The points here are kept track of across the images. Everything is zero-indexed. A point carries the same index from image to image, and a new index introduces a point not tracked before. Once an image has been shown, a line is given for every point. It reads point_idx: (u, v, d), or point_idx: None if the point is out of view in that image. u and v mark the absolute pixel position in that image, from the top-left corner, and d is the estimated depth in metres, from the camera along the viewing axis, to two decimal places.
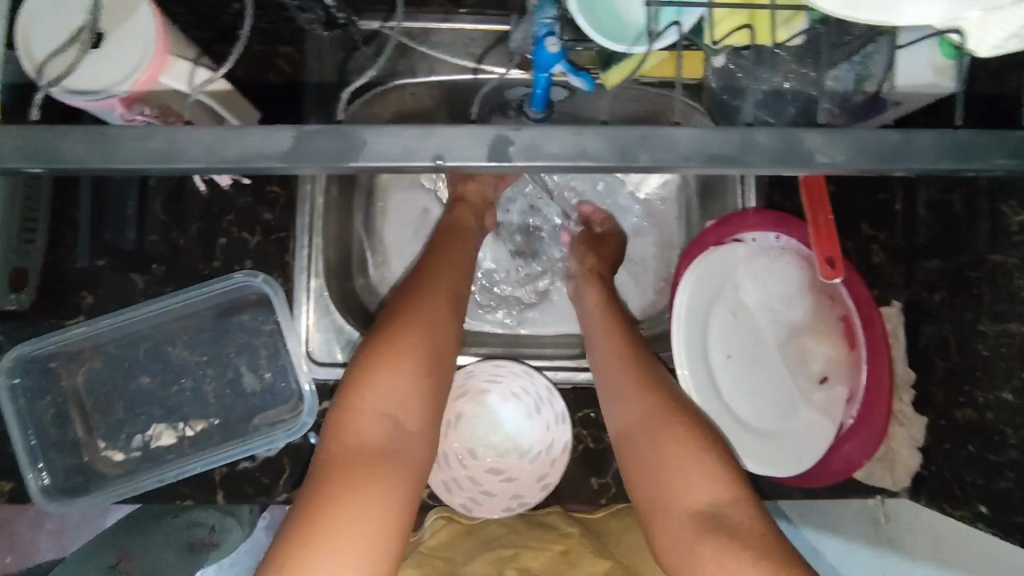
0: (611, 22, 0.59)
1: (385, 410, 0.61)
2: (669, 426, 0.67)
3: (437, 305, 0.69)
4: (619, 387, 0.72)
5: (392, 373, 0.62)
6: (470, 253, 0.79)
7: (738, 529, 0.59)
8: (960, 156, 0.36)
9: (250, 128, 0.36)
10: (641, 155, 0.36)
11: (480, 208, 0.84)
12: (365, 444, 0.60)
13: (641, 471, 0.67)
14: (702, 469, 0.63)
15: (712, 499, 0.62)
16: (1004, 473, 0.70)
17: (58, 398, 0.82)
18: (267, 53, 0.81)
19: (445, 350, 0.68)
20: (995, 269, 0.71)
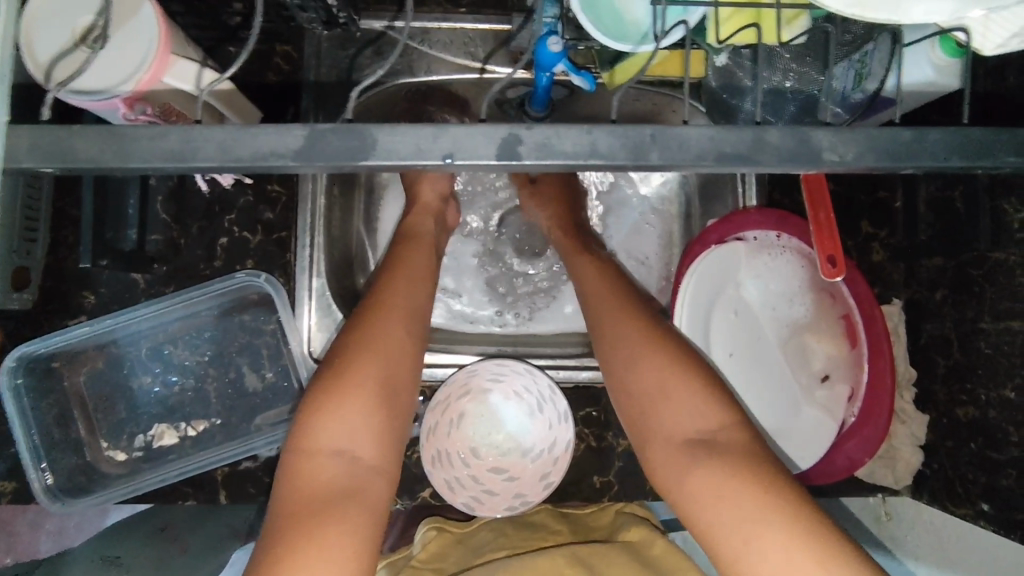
0: (614, 21, 0.59)
1: (337, 448, 0.58)
2: (655, 361, 0.63)
3: (386, 325, 0.65)
4: (604, 327, 0.67)
5: (336, 413, 0.59)
6: (431, 262, 0.75)
7: (730, 452, 0.57)
8: (969, 154, 0.36)
9: (263, 126, 0.36)
10: (651, 154, 0.35)
11: (434, 211, 0.82)
12: (317, 488, 0.57)
13: (630, 404, 0.63)
14: (690, 396, 0.60)
15: (702, 425, 0.59)
16: (1006, 471, 0.70)
17: (60, 398, 0.81)
18: (265, 52, 0.80)
19: (402, 371, 0.64)
20: (996, 267, 0.71)
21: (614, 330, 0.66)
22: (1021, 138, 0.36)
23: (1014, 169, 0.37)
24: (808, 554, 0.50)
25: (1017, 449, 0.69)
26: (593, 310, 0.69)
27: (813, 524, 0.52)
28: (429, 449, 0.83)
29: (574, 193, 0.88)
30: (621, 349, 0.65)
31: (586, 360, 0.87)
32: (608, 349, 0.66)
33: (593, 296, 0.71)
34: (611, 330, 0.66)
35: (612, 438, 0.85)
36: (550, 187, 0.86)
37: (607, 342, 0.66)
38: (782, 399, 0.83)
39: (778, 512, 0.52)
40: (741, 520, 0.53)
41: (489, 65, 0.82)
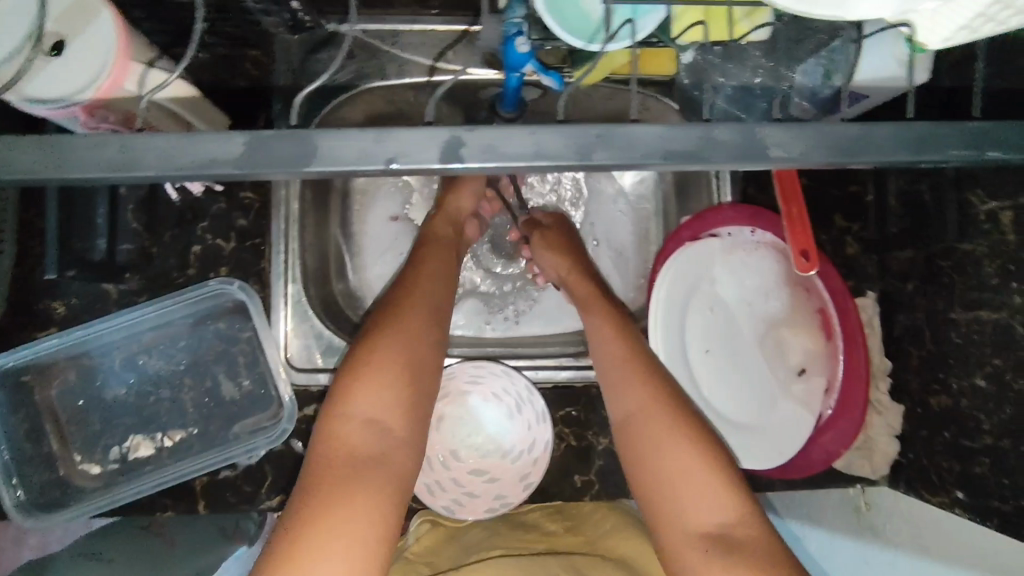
0: (577, 17, 0.59)
1: (370, 416, 0.62)
2: (679, 438, 0.65)
3: (415, 320, 0.68)
4: (627, 399, 0.69)
5: (369, 391, 0.62)
6: (454, 258, 0.79)
7: (746, 550, 0.59)
8: (916, 148, 0.37)
9: (205, 134, 0.35)
10: (597, 154, 0.36)
11: (459, 218, 0.84)
12: (349, 457, 0.60)
13: (649, 490, 0.65)
14: (710, 491, 0.63)
15: (721, 520, 0.61)
16: (979, 459, 0.71)
17: (31, 412, 0.80)
18: (233, 57, 0.80)
19: (428, 358, 0.68)
20: (964, 258, 0.72)
21: (638, 408, 0.68)
22: (964, 131, 0.37)
23: (960, 162, 0.37)
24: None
25: (988, 437, 0.70)
26: (614, 381, 0.71)
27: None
28: None
29: (574, 242, 0.87)
30: (643, 429, 0.67)
31: (565, 359, 0.87)
32: (630, 427, 0.68)
33: (614, 365, 0.72)
34: (637, 409, 0.68)
35: (593, 437, 0.84)
36: (556, 240, 0.85)
37: (629, 421, 0.68)
38: (760, 393, 0.84)
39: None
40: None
41: (440, 63, 0.82)
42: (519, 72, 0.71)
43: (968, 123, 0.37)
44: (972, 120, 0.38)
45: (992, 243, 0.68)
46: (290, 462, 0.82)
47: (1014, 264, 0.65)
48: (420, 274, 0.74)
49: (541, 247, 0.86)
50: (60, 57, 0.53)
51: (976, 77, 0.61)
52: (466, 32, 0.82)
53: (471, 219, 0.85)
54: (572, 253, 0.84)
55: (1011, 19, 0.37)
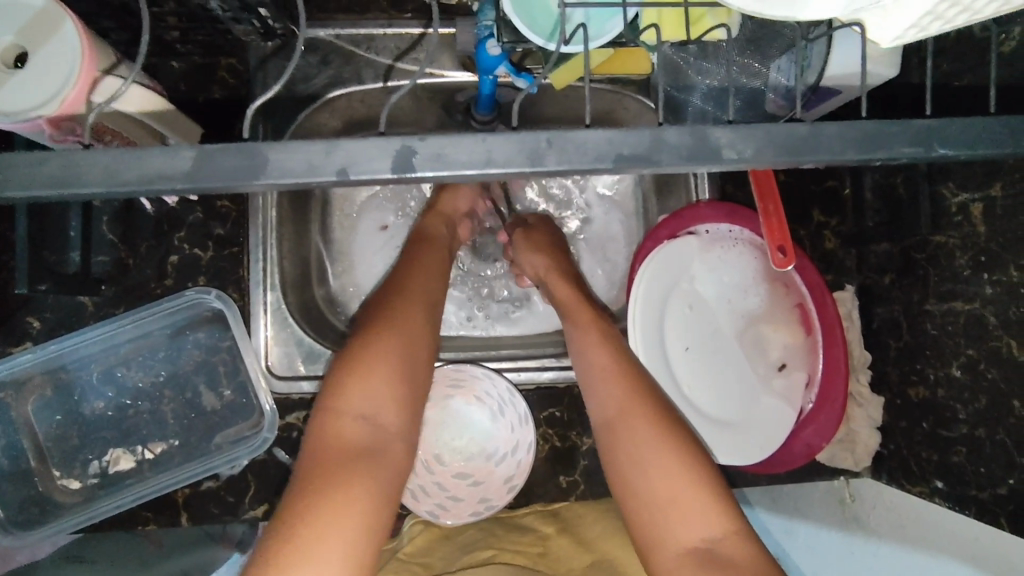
0: (545, 19, 0.60)
1: (364, 412, 0.61)
2: (663, 453, 0.65)
3: (411, 311, 0.68)
4: (615, 411, 0.69)
5: (365, 381, 0.62)
6: (444, 257, 0.79)
7: (733, 562, 0.59)
8: (867, 146, 0.37)
9: (150, 148, 0.35)
10: (549, 159, 0.36)
11: (451, 217, 0.85)
12: (345, 446, 0.59)
13: (637, 505, 0.64)
14: (696, 504, 0.62)
15: (707, 534, 0.61)
16: (956, 448, 0.72)
17: (7, 429, 0.79)
18: (208, 65, 0.79)
19: (422, 355, 0.67)
20: (937, 250, 0.73)
21: (627, 418, 0.68)
22: (915, 129, 0.37)
23: (910, 159, 0.37)
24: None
25: (964, 426, 0.70)
26: (602, 392, 0.70)
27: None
28: None
29: (558, 245, 0.87)
30: (631, 442, 0.66)
31: (548, 360, 0.87)
32: (618, 439, 0.67)
33: (602, 378, 0.71)
34: (624, 420, 0.68)
35: (576, 437, 0.84)
36: (540, 240, 0.86)
37: (617, 434, 0.67)
38: (741, 389, 0.84)
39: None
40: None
41: (398, 63, 0.81)
42: (493, 74, 0.71)
43: (918, 120, 0.37)
44: (925, 117, 0.38)
45: (964, 236, 0.68)
46: (273, 472, 0.81)
47: (986, 255, 0.66)
48: (414, 270, 0.74)
49: (526, 253, 0.85)
50: (21, 68, 0.53)
51: (945, 72, 0.61)
52: (420, 35, 0.81)
53: (465, 219, 0.86)
54: (556, 252, 0.85)
55: (960, 16, 0.37)
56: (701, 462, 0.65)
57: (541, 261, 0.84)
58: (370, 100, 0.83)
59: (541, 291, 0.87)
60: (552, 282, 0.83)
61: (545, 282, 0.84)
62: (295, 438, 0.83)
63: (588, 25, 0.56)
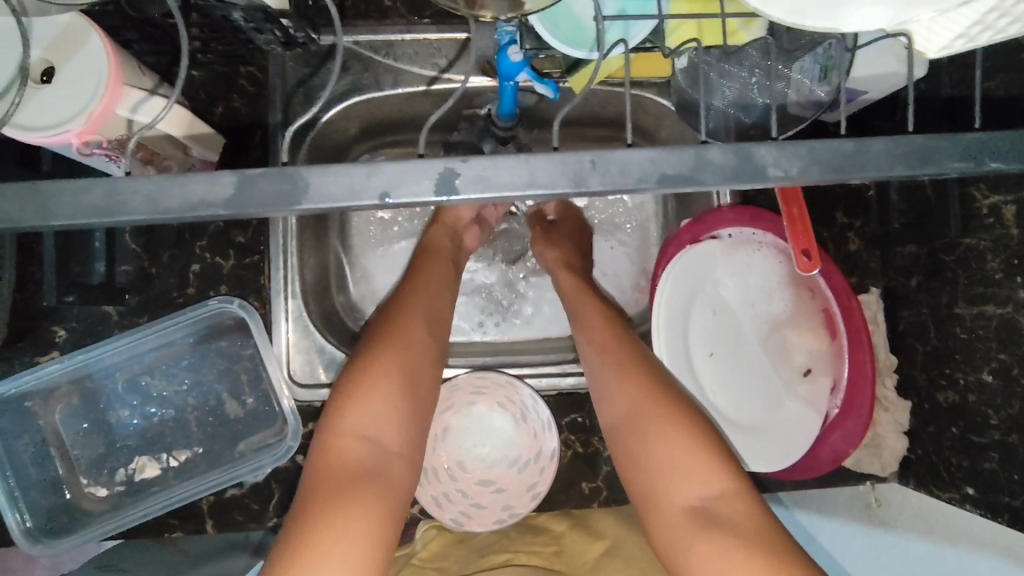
0: (574, 29, 0.59)
1: (365, 424, 0.61)
2: (667, 424, 0.64)
3: (412, 325, 0.68)
4: (618, 389, 0.68)
5: (366, 399, 0.61)
6: (450, 270, 0.79)
7: (736, 526, 0.58)
8: (915, 162, 0.36)
9: (189, 175, 0.35)
10: (593, 180, 0.35)
11: (456, 228, 0.84)
12: (347, 464, 0.59)
13: (640, 470, 0.64)
14: (697, 470, 0.62)
15: (708, 500, 0.60)
16: (988, 455, 0.70)
17: (35, 437, 0.80)
18: (227, 74, 0.79)
19: (425, 366, 0.67)
20: (967, 253, 0.71)
21: (630, 401, 0.67)
22: (963, 143, 0.36)
23: (959, 174, 0.37)
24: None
25: (998, 432, 0.69)
26: (610, 382, 0.69)
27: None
28: None
29: (578, 238, 0.89)
30: (638, 428, 0.65)
31: (569, 366, 0.86)
32: (621, 425, 0.66)
33: (612, 367, 0.70)
34: (626, 404, 0.67)
35: (599, 443, 0.84)
36: (563, 233, 0.88)
37: (620, 407, 0.67)
38: (765, 394, 0.84)
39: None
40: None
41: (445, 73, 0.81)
42: (513, 81, 0.69)
43: (967, 134, 0.37)
44: (972, 130, 0.37)
45: (996, 239, 0.67)
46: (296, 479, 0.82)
47: (1019, 259, 0.64)
48: (417, 283, 0.73)
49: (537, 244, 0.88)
50: (50, 83, 0.53)
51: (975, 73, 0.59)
52: (465, 40, 0.81)
53: (472, 228, 0.86)
54: (575, 248, 0.86)
55: (1009, 26, 0.37)
56: (704, 432, 0.64)
57: (557, 254, 0.85)
58: (387, 107, 0.83)
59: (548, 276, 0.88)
60: (560, 271, 0.84)
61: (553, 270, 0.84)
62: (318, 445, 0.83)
63: (624, 38, 0.56)
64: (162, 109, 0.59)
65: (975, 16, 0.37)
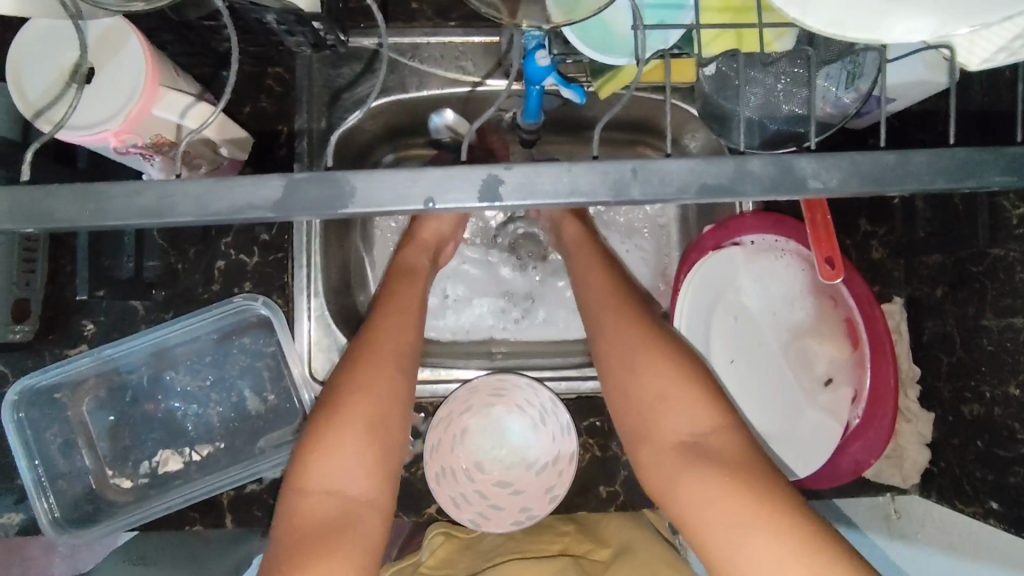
0: (606, 38, 0.60)
1: (331, 476, 0.61)
2: (657, 363, 0.65)
3: (375, 366, 0.66)
4: (612, 325, 0.70)
5: (328, 455, 0.62)
6: (421, 295, 0.77)
7: (721, 456, 0.59)
8: (956, 175, 0.36)
9: (234, 179, 0.36)
10: (632, 190, 0.35)
11: (433, 248, 0.85)
12: (312, 522, 0.60)
13: (631, 403, 0.66)
14: (684, 403, 0.62)
15: (696, 442, 0.61)
16: (1014, 469, 0.69)
17: (65, 428, 0.81)
18: (256, 74, 0.80)
19: (390, 408, 0.65)
20: (996, 263, 0.70)
21: (621, 348, 0.67)
22: (1004, 157, 0.36)
23: (1002, 187, 0.36)
24: (795, 561, 0.53)
25: None
26: (604, 335, 0.70)
27: (806, 538, 0.53)
28: (433, 466, 0.82)
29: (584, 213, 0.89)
30: (630, 371, 0.66)
31: (588, 370, 0.87)
32: (613, 360, 0.68)
33: (607, 322, 0.70)
34: (616, 354, 0.68)
35: (618, 448, 0.84)
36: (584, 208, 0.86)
37: (610, 342, 0.69)
38: (785, 403, 0.83)
39: (774, 527, 0.54)
40: (729, 532, 0.56)
41: (489, 79, 0.82)
42: (540, 85, 0.69)
43: (1008, 148, 0.36)
44: (1014, 143, 0.37)
45: None
46: None
47: None
48: (387, 314, 0.72)
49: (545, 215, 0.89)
50: (90, 84, 0.54)
51: (1006, 81, 0.59)
52: (491, 44, 0.81)
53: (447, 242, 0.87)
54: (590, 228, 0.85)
55: None
56: (694, 374, 0.64)
57: (575, 229, 0.84)
58: (413, 109, 0.83)
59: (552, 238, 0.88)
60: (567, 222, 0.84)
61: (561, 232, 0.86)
62: None
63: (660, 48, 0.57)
64: (207, 113, 0.62)
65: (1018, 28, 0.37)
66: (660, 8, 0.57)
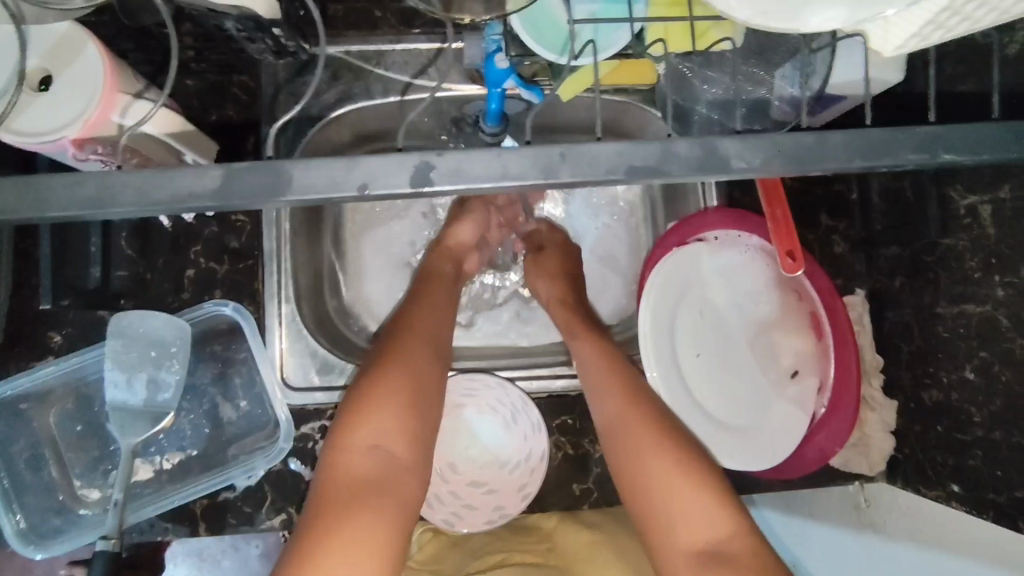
0: (554, 30, 0.61)
1: (374, 443, 0.63)
2: (666, 465, 0.67)
3: (410, 348, 0.70)
4: (618, 413, 0.72)
5: (371, 418, 0.64)
6: (449, 295, 0.81)
7: (736, 560, 0.61)
8: (873, 153, 0.38)
9: (178, 170, 0.37)
10: (562, 172, 0.37)
11: (458, 254, 0.87)
12: (354, 477, 0.61)
13: (642, 502, 0.67)
14: (695, 500, 0.65)
15: (715, 537, 0.63)
16: (972, 452, 0.71)
17: (31, 440, 0.80)
18: (222, 82, 0.81)
19: (432, 389, 0.69)
20: (948, 253, 0.72)
21: (634, 443, 0.69)
22: (916, 136, 0.38)
23: (914, 165, 0.38)
24: None
25: (980, 430, 0.70)
26: (615, 425, 0.72)
27: None
28: None
29: (572, 266, 0.89)
30: (640, 468, 0.68)
31: (558, 369, 0.87)
32: (621, 459, 0.70)
33: (617, 413, 0.72)
34: (634, 440, 0.70)
35: (590, 445, 0.84)
36: (551, 264, 0.88)
37: (619, 436, 0.71)
38: (754, 397, 0.84)
39: None
40: None
41: (416, 80, 0.83)
42: (501, 88, 0.71)
43: (921, 128, 0.38)
44: (928, 124, 0.39)
45: (974, 238, 0.68)
46: (291, 482, 0.81)
47: (996, 258, 0.66)
48: (419, 308, 0.76)
49: (532, 271, 0.89)
50: (48, 91, 0.54)
51: (949, 75, 0.61)
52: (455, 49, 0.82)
53: (472, 254, 0.88)
54: (566, 277, 0.88)
55: (960, 25, 0.39)
56: (701, 469, 0.67)
57: (550, 289, 0.87)
58: (381, 113, 0.84)
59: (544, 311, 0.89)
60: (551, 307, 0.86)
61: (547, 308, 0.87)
62: (310, 449, 0.82)
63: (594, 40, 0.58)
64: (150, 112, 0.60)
65: (929, 14, 0.39)
66: (617, 4, 0.58)
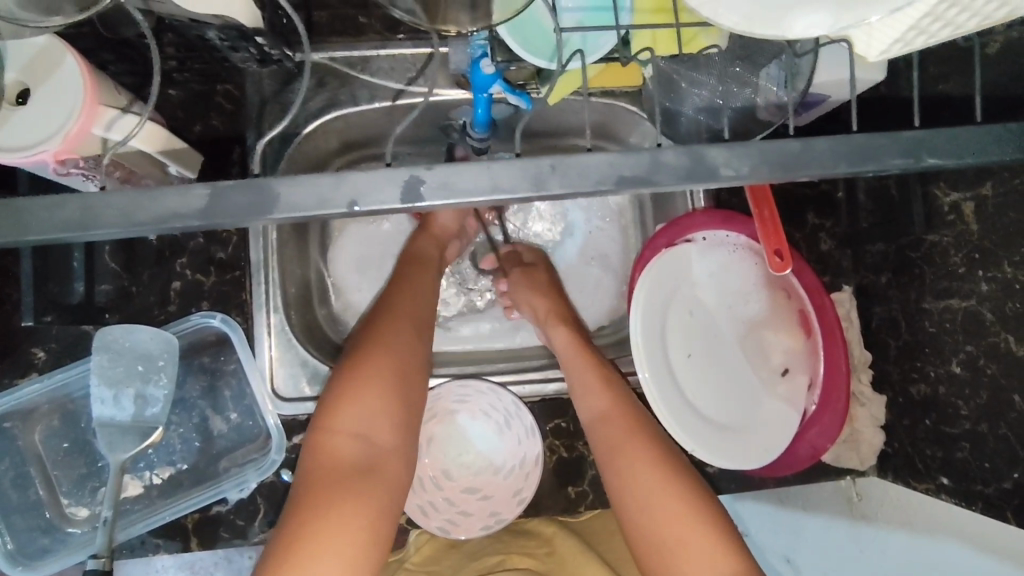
0: (542, 37, 0.61)
1: (359, 429, 0.64)
2: (668, 499, 0.67)
3: (394, 330, 0.70)
4: (615, 439, 0.73)
5: (357, 402, 0.64)
6: (431, 276, 0.82)
7: None
8: (859, 159, 0.39)
9: (162, 189, 0.36)
10: (552, 184, 0.37)
11: (443, 238, 0.87)
12: (340, 462, 0.62)
13: (641, 531, 0.67)
14: (696, 534, 0.65)
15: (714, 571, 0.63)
16: (960, 444, 0.72)
17: (16, 459, 0.79)
18: (205, 92, 0.80)
19: (416, 373, 0.70)
20: (932, 250, 0.73)
21: (636, 471, 0.70)
22: (900, 141, 0.39)
23: (899, 170, 0.39)
24: None
25: (967, 422, 0.71)
26: (614, 455, 0.72)
27: None
28: None
29: (552, 280, 0.89)
30: (641, 501, 0.68)
31: (550, 373, 0.87)
32: (619, 489, 0.70)
33: (615, 442, 0.72)
34: (630, 465, 0.71)
35: (584, 447, 0.84)
36: (540, 282, 0.88)
37: (618, 464, 0.71)
38: (745, 395, 0.85)
39: None
40: None
41: (409, 86, 0.82)
42: (488, 92, 0.71)
43: (905, 132, 0.39)
44: (913, 128, 0.40)
45: (957, 234, 0.69)
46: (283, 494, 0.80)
47: (979, 253, 0.67)
48: (402, 291, 0.76)
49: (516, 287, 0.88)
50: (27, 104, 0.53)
51: (932, 76, 0.62)
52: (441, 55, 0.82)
53: (452, 241, 0.89)
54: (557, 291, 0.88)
55: (941, 30, 0.39)
56: (700, 503, 0.67)
57: (545, 304, 0.86)
58: (366, 120, 0.84)
59: (538, 334, 0.88)
60: (551, 325, 0.84)
61: (544, 326, 0.85)
62: None
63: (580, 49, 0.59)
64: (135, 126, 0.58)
65: (912, 20, 0.39)
66: (603, 12, 0.58)
